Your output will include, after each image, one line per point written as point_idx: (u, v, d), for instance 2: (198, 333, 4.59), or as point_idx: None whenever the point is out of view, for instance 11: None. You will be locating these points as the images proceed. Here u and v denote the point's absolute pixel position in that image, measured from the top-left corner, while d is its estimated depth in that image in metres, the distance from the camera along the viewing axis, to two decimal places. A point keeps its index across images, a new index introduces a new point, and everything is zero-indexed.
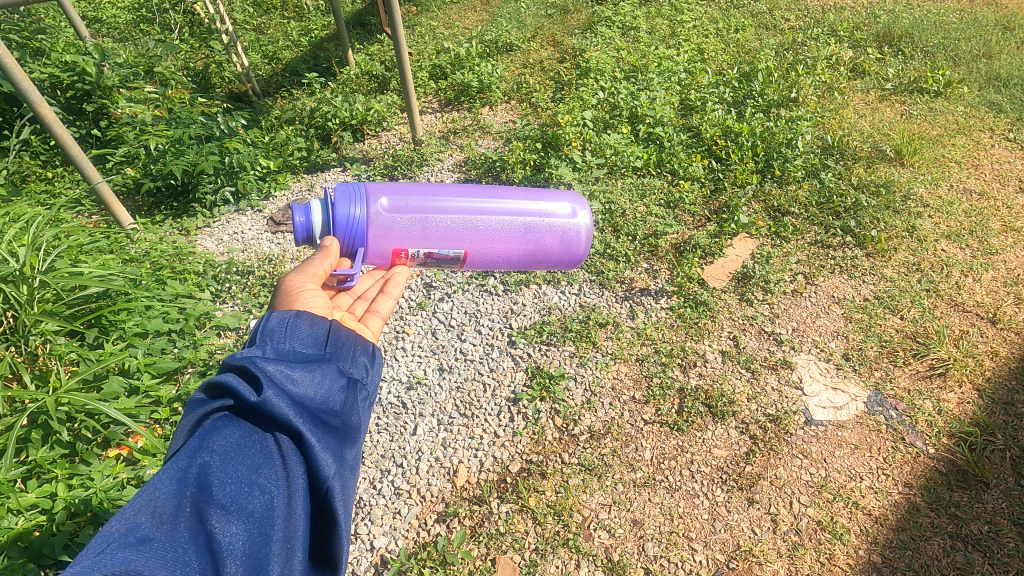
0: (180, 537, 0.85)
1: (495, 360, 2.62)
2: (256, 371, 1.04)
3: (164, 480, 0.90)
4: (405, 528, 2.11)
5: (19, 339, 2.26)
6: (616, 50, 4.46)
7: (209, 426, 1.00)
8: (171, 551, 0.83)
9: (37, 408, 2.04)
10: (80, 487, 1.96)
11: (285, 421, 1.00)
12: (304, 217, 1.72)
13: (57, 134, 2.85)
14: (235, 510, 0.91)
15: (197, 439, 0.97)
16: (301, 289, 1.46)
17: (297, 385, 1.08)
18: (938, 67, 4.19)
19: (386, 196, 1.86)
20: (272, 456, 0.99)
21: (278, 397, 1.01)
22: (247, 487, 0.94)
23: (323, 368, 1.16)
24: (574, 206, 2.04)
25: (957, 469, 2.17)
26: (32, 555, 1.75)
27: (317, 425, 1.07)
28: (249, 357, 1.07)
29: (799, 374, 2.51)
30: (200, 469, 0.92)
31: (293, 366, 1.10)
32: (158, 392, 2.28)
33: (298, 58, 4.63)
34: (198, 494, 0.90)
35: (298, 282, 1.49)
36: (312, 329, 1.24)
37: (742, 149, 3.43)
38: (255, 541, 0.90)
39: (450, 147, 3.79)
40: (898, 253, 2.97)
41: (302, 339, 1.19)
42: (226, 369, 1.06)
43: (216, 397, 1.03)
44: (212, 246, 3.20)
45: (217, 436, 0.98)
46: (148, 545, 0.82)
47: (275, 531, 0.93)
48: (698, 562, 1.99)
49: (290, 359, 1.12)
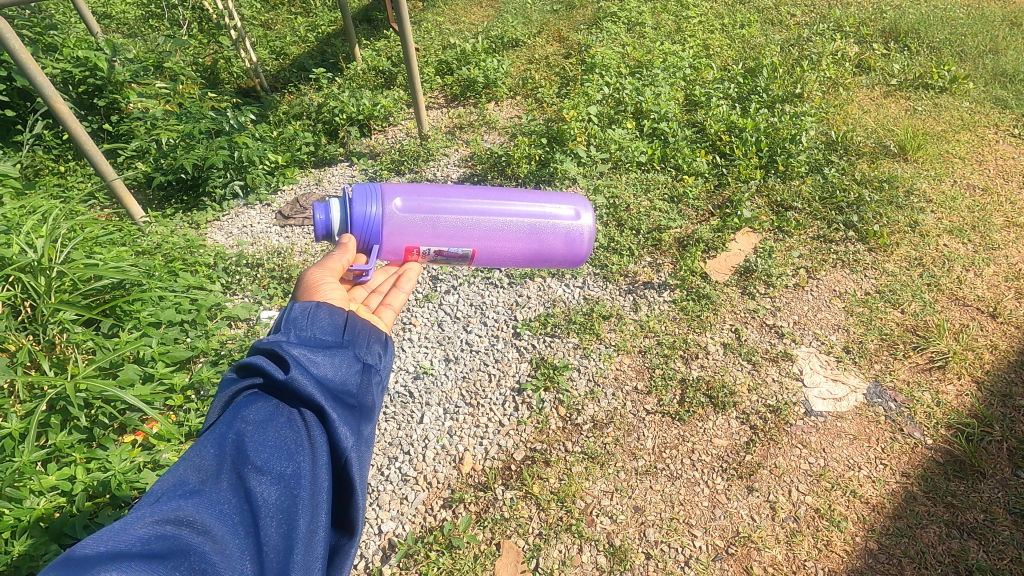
0: (221, 493, 0.92)
1: (500, 351, 2.67)
2: (283, 353, 1.10)
3: (203, 446, 0.98)
4: (412, 513, 2.16)
5: (38, 328, 2.32)
6: (622, 46, 4.48)
7: (241, 401, 1.07)
8: (212, 505, 0.90)
9: (56, 394, 2.12)
10: (99, 470, 2.03)
11: (309, 396, 1.06)
12: (324, 215, 1.74)
13: (72, 128, 2.91)
14: (267, 473, 0.97)
15: (231, 412, 1.04)
16: (320, 282, 1.50)
17: (320, 366, 1.14)
18: (944, 63, 4.19)
19: (400, 197, 1.90)
20: (298, 427, 1.05)
21: (304, 375, 1.07)
22: (278, 454, 1.00)
23: (342, 352, 1.22)
24: (577, 210, 2.08)
25: (954, 459, 2.21)
26: (54, 534, 1.80)
27: (338, 402, 1.13)
28: (275, 341, 1.13)
29: (799, 366, 2.55)
30: (235, 438, 0.99)
31: (315, 350, 1.16)
32: (171, 380, 2.36)
33: (306, 53, 4.68)
34: (233, 459, 0.97)
35: (318, 276, 1.54)
36: (331, 318, 1.29)
37: (745, 144, 3.46)
38: (286, 501, 0.96)
39: (456, 142, 3.84)
40: (900, 248, 3.00)
41: (322, 327, 1.25)
42: (255, 352, 1.12)
43: (246, 376, 1.10)
44: (222, 239, 3.26)
45: (248, 410, 1.05)
46: (194, 498, 0.89)
47: (303, 492, 0.99)
48: (697, 547, 2.04)
49: (312, 344, 1.18)
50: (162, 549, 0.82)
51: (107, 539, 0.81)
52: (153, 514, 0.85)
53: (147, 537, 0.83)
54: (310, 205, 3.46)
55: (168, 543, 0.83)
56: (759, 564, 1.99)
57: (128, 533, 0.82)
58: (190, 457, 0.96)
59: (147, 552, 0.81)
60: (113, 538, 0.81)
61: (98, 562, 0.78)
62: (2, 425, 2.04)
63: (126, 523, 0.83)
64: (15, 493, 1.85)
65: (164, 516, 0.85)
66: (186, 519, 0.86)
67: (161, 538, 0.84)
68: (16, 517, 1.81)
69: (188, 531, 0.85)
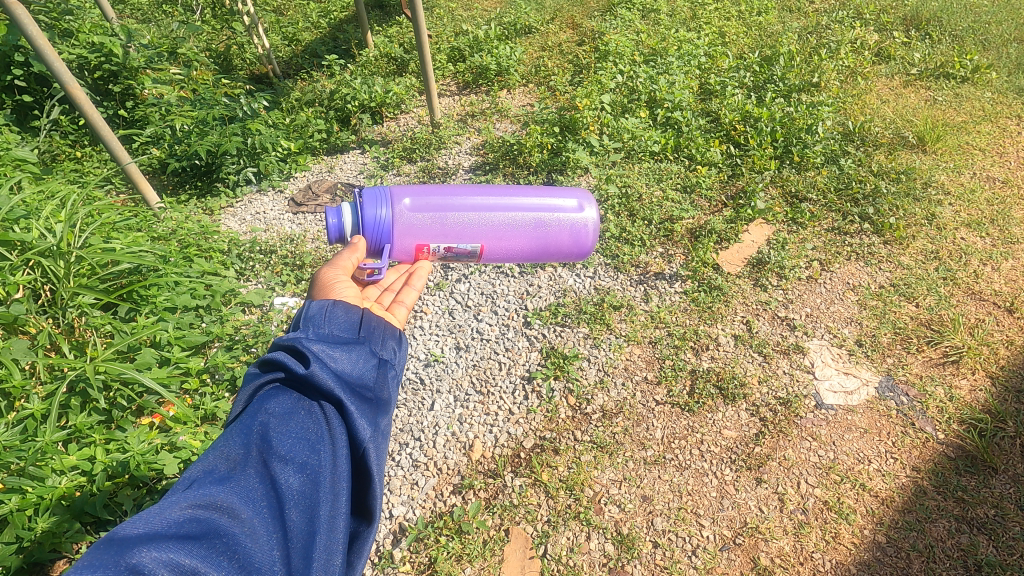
0: (248, 481, 0.95)
1: (511, 340, 2.68)
2: (303, 349, 1.13)
3: (230, 437, 1.01)
4: (423, 498, 2.20)
5: (58, 311, 2.37)
6: (636, 33, 4.43)
7: (263, 395, 1.09)
8: (243, 491, 0.93)
9: (77, 375, 2.17)
10: (117, 450, 2.07)
11: (328, 390, 1.09)
12: (336, 220, 1.77)
13: (88, 114, 2.94)
14: (290, 461, 1.00)
15: (254, 406, 1.07)
16: (334, 282, 1.55)
17: (337, 361, 1.16)
18: (966, 52, 4.10)
19: (409, 197, 1.90)
20: (319, 418, 1.07)
21: (323, 369, 1.10)
22: (300, 444, 1.02)
23: (359, 348, 1.24)
24: (579, 202, 2.07)
25: (966, 454, 2.20)
26: (76, 512, 1.89)
27: (357, 396, 1.16)
28: (294, 339, 1.16)
29: (811, 359, 2.54)
30: (261, 429, 1.02)
31: (333, 346, 1.19)
32: (187, 363, 2.39)
33: (318, 39, 4.67)
34: (260, 449, 1.00)
35: (331, 275, 1.59)
36: (347, 315, 1.30)
37: (760, 134, 3.42)
38: (308, 488, 0.99)
39: (468, 130, 3.83)
40: (916, 241, 2.96)
41: (339, 324, 1.26)
42: (276, 349, 1.15)
43: (268, 372, 1.12)
44: (235, 225, 3.29)
45: (270, 403, 1.07)
46: (223, 484, 0.92)
47: (324, 480, 1.01)
48: (705, 537, 2.05)
49: (330, 340, 1.20)
50: (196, 531, 0.85)
51: (144, 521, 0.84)
52: (185, 499, 0.87)
53: (180, 519, 0.85)
54: (322, 192, 3.48)
55: (199, 526, 0.86)
56: (766, 555, 2.00)
57: (164, 516, 0.84)
58: (216, 449, 0.99)
59: (181, 533, 0.84)
60: (149, 520, 0.83)
61: (136, 542, 0.80)
62: (25, 406, 2.09)
63: (162, 507, 0.86)
64: (38, 472, 1.91)
65: (197, 501, 0.88)
66: (217, 503, 0.89)
67: (196, 521, 0.86)
68: (39, 496, 1.88)
69: (220, 514, 0.88)
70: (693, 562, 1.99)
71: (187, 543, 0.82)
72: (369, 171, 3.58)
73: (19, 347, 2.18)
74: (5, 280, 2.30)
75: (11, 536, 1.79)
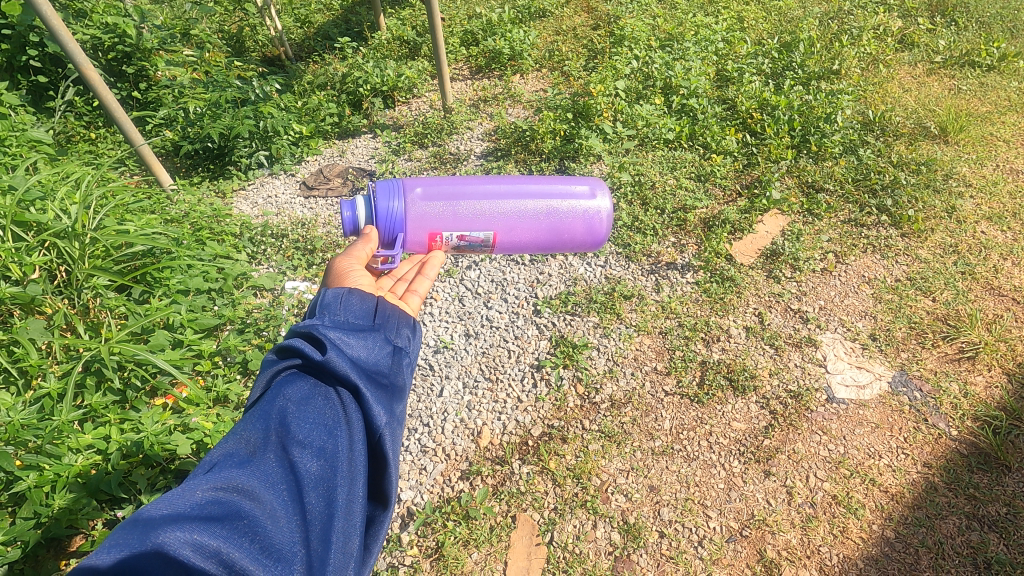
0: (268, 464, 0.96)
1: (520, 328, 2.68)
2: (319, 336, 1.13)
3: (249, 421, 1.02)
4: (431, 483, 2.21)
5: (73, 292, 2.39)
6: (652, 18, 4.35)
7: (282, 380, 1.10)
8: (265, 474, 0.94)
9: (93, 356, 2.20)
10: (132, 430, 2.10)
11: (344, 375, 1.09)
12: (351, 212, 1.78)
13: (101, 95, 2.93)
14: (308, 446, 1.00)
15: (273, 391, 1.08)
16: (348, 269, 1.54)
17: (353, 348, 1.16)
18: (993, 39, 3.99)
19: (421, 186, 1.89)
20: (335, 403, 1.08)
21: (338, 355, 1.10)
22: (317, 429, 1.03)
23: (373, 334, 1.24)
24: (585, 191, 2.05)
25: (979, 451, 2.17)
26: (91, 490, 1.92)
27: (373, 383, 1.16)
28: (310, 326, 1.16)
29: (823, 353, 2.51)
30: (279, 414, 1.03)
31: (348, 333, 1.18)
32: (200, 346, 2.41)
33: (331, 21, 4.64)
34: (280, 434, 1.01)
35: (345, 265, 1.57)
36: (361, 303, 1.30)
37: (778, 122, 3.35)
38: (327, 472, 0.99)
39: (480, 115, 3.80)
40: (935, 234, 2.91)
41: (354, 311, 1.26)
42: (293, 335, 1.15)
43: (285, 358, 1.12)
44: (247, 209, 3.30)
45: (288, 388, 1.07)
46: (241, 467, 0.94)
47: (342, 464, 1.02)
48: (712, 528, 2.05)
49: (345, 327, 1.21)
50: (218, 513, 0.86)
51: (168, 503, 0.86)
52: (207, 482, 0.89)
53: (203, 501, 0.87)
54: (333, 176, 3.47)
55: (221, 508, 0.87)
56: (773, 548, 2.00)
57: (187, 498, 0.86)
58: (236, 435, 1.00)
59: (204, 515, 0.85)
60: (173, 502, 0.86)
61: (162, 523, 0.82)
62: (42, 385, 2.12)
63: (186, 490, 0.88)
64: (55, 450, 1.93)
65: (219, 484, 0.89)
66: (239, 486, 0.90)
67: (219, 502, 0.88)
68: (56, 473, 1.90)
69: (241, 497, 0.89)
70: (699, 553, 1.99)
71: (209, 524, 0.84)
72: (380, 156, 3.57)
73: (36, 326, 2.24)
74: (21, 261, 2.33)
75: (29, 512, 1.82)
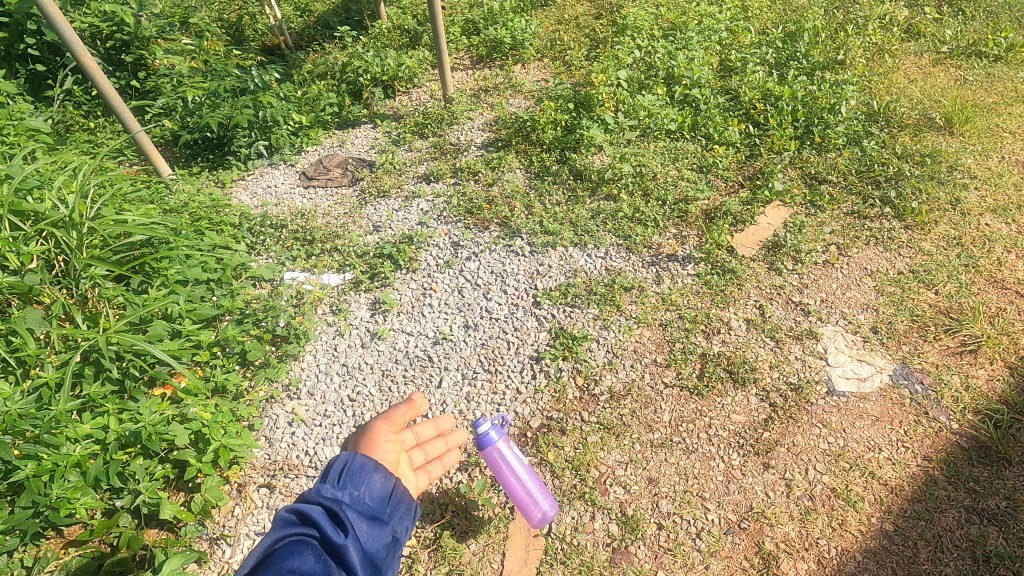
0: None
1: (519, 319, 2.67)
2: (341, 516, 1.25)
3: None
4: (429, 475, 2.21)
5: (71, 282, 2.39)
6: (656, 7, 4.30)
7: (291, 547, 1.20)
8: None
9: (90, 345, 2.19)
10: (130, 420, 2.06)
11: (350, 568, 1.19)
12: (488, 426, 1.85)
13: (98, 84, 2.90)
14: None
15: (281, 558, 1.17)
16: (378, 447, 1.55)
17: (362, 537, 1.26)
18: (1001, 29, 3.95)
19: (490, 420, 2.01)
20: None
21: (350, 548, 1.21)
22: None
23: (381, 524, 1.33)
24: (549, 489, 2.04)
25: (979, 444, 2.16)
26: (89, 481, 1.93)
27: (370, 570, 1.25)
28: (331, 502, 1.26)
29: (824, 345, 2.50)
30: None
31: (361, 520, 1.28)
32: (199, 336, 2.38)
33: (331, 10, 4.59)
34: None
35: (381, 441, 1.57)
36: (381, 485, 1.38)
37: (781, 113, 3.32)
38: None
39: (481, 105, 3.76)
40: (938, 226, 2.88)
41: (373, 492, 1.35)
42: (313, 505, 1.26)
43: (305, 525, 1.23)
44: (246, 199, 3.29)
45: (295, 560, 1.17)
46: None
47: None
48: (710, 521, 2.05)
49: (361, 512, 1.30)
50: None
51: None
52: None
53: None
54: (333, 167, 3.45)
55: None
56: (771, 540, 1.99)
57: None
58: None
59: None
60: None
61: None
62: (39, 375, 2.11)
63: None
64: (52, 440, 1.91)
65: None
66: None
67: None
68: (54, 462, 1.90)
69: None
70: (697, 545, 1.99)
71: None
72: (380, 146, 3.55)
73: (34, 317, 2.23)
74: (19, 250, 2.31)
75: (28, 502, 1.84)
